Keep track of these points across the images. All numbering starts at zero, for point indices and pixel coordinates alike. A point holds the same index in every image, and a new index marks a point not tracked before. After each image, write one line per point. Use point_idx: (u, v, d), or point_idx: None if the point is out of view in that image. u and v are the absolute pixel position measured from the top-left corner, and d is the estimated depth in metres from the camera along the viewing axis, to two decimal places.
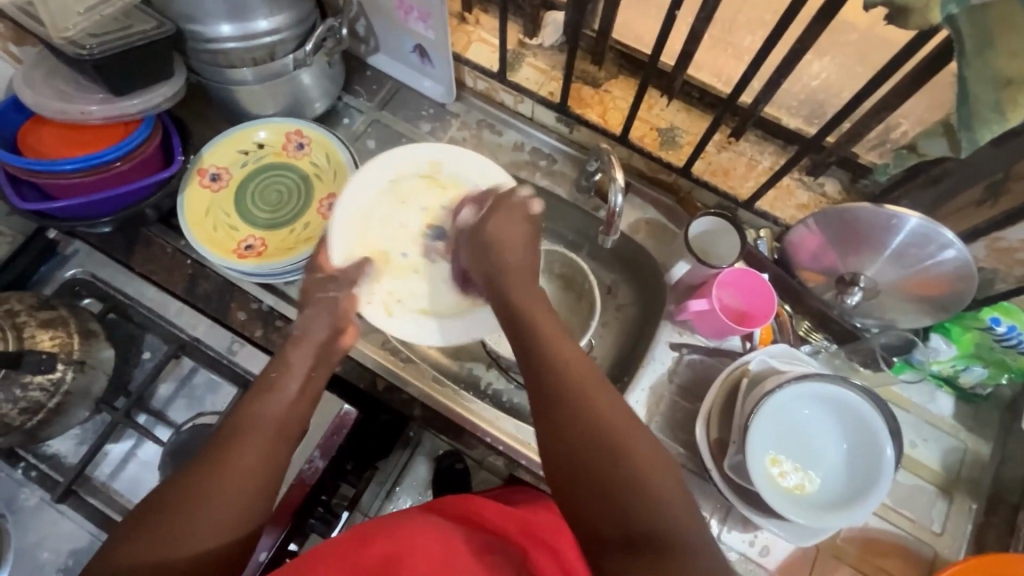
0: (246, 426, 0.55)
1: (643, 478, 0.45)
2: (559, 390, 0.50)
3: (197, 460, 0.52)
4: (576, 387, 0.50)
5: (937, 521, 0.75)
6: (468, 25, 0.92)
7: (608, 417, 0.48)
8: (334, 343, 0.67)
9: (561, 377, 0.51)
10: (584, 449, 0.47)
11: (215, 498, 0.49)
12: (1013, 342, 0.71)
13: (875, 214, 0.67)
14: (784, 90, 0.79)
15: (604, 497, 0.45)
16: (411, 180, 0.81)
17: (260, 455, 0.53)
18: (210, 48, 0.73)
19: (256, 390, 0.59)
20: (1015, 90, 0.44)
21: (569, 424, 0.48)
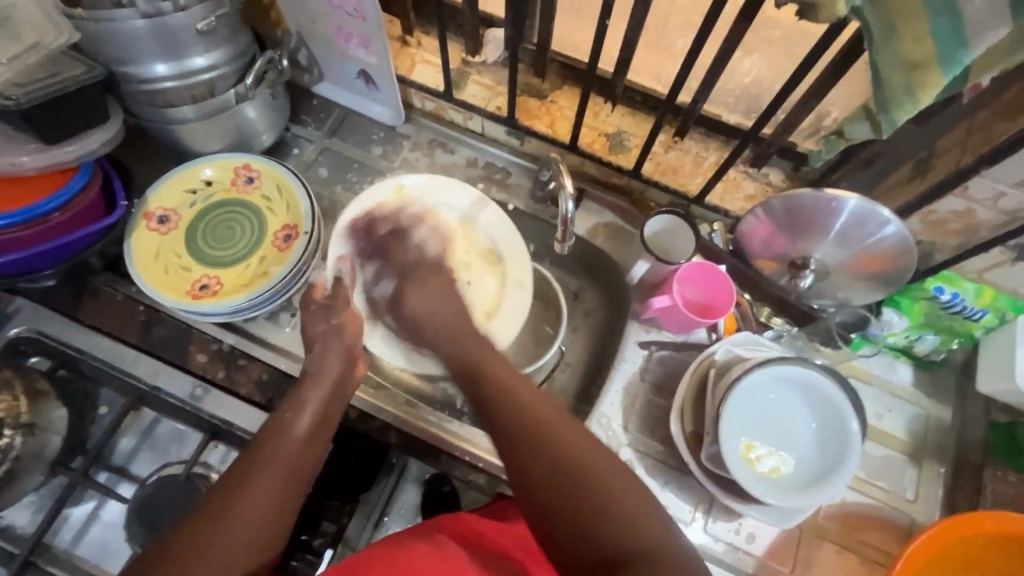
0: (256, 473, 0.54)
1: (613, 501, 0.49)
2: (521, 428, 0.53)
3: (210, 505, 0.52)
4: (550, 434, 0.52)
5: (910, 489, 0.78)
6: (411, 48, 0.92)
7: (576, 451, 0.51)
8: (345, 378, 0.66)
9: (513, 415, 0.54)
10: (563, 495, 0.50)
11: (213, 551, 0.49)
12: (958, 308, 0.75)
13: (817, 199, 0.70)
14: (720, 88, 0.82)
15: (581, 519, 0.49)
16: (387, 216, 0.81)
17: (268, 505, 0.52)
18: (147, 89, 0.72)
19: (267, 430, 0.58)
20: (922, 74, 0.46)
21: (538, 469, 0.51)
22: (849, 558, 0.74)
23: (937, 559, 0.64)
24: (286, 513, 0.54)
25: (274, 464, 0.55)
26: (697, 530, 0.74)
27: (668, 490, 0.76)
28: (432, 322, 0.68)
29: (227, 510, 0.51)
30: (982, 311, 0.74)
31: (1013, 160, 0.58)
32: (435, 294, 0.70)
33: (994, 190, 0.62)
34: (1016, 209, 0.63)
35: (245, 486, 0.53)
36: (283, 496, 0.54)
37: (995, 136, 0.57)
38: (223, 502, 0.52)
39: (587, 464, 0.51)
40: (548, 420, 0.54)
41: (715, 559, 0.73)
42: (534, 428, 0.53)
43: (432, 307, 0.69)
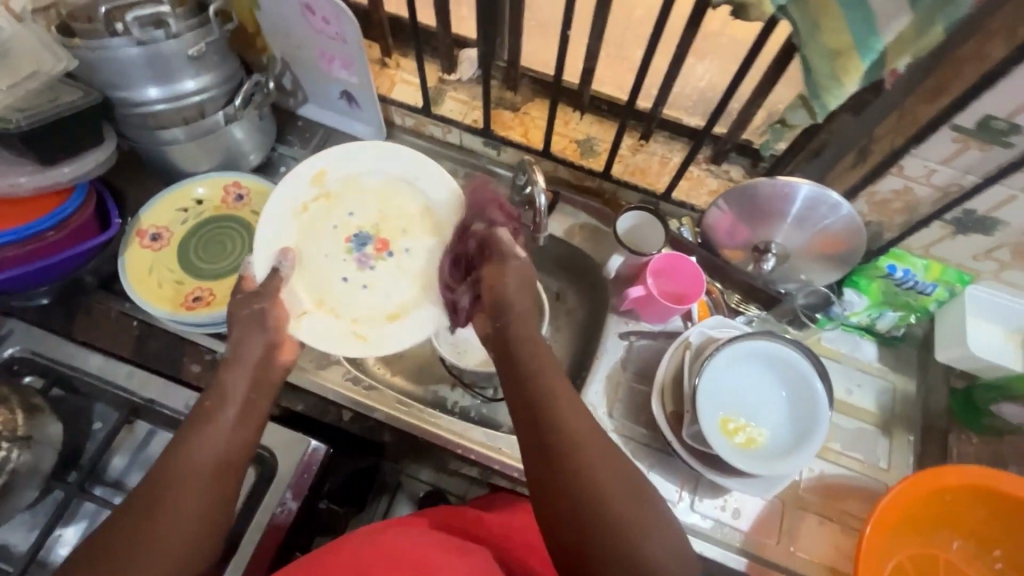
0: (177, 475, 0.56)
1: (630, 531, 0.52)
2: (575, 467, 0.55)
3: (129, 512, 0.53)
4: (596, 474, 0.54)
5: (883, 458, 0.81)
6: (390, 69, 0.98)
7: (616, 487, 0.54)
8: (270, 361, 0.70)
9: (572, 451, 0.56)
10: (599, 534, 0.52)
11: (151, 554, 0.51)
12: (911, 284, 0.81)
13: (771, 186, 0.76)
14: (678, 93, 0.89)
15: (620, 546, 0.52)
16: (310, 202, 0.83)
17: (193, 504, 0.55)
18: (139, 112, 0.76)
19: (192, 424, 0.60)
20: (844, 60, 0.53)
21: (591, 494, 0.53)
22: (832, 527, 0.77)
23: (909, 512, 0.68)
24: (218, 506, 0.57)
25: (195, 463, 0.57)
26: (684, 508, 0.76)
27: (654, 472, 0.78)
28: (515, 313, 0.70)
29: (152, 514, 0.53)
30: (933, 285, 0.81)
31: (938, 137, 0.64)
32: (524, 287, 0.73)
33: (926, 168, 0.68)
34: (947, 184, 0.69)
35: (162, 493, 0.54)
36: (207, 491, 0.56)
37: (920, 118, 0.64)
38: (142, 509, 0.53)
39: (613, 494, 0.54)
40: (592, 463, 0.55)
41: (703, 536, 0.75)
42: (592, 437, 0.57)
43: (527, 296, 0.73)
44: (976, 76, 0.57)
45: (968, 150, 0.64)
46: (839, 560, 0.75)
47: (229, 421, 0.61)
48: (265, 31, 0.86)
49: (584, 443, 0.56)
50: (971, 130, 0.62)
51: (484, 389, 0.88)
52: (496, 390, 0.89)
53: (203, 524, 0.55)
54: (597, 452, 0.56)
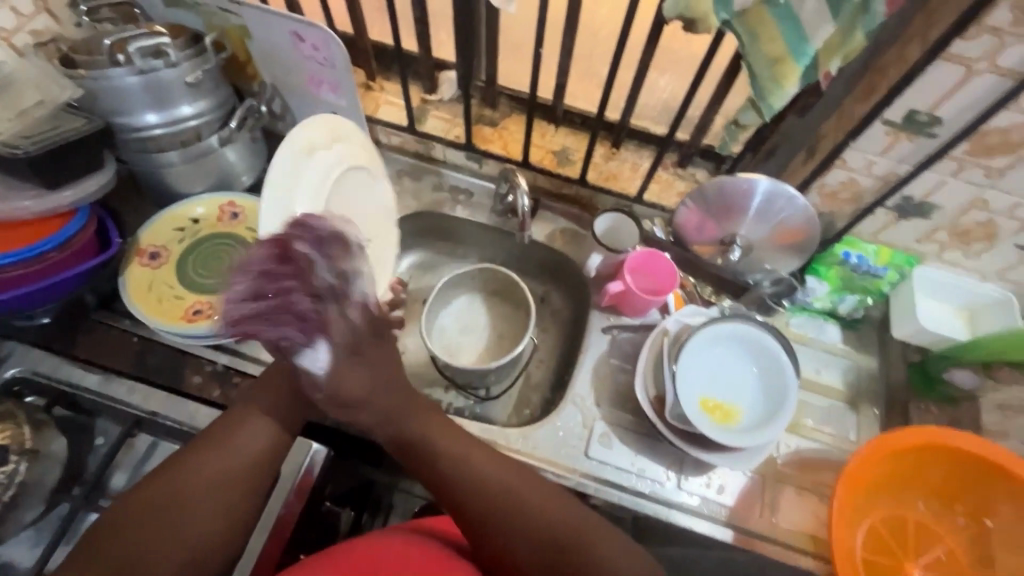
0: (215, 451, 0.61)
1: (579, 533, 0.60)
2: (498, 509, 0.61)
3: (153, 498, 0.56)
4: (519, 501, 0.62)
5: (854, 432, 0.87)
6: (375, 91, 1.04)
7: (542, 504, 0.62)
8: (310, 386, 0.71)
9: (484, 504, 0.62)
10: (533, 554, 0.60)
11: (195, 503, 0.57)
12: (865, 269, 0.88)
13: (735, 183, 0.83)
14: (644, 105, 0.97)
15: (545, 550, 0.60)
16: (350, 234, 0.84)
17: (233, 475, 0.60)
18: (138, 137, 0.80)
19: (229, 422, 0.64)
20: (782, 66, 0.60)
21: (518, 523, 0.61)
22: (809, 498, 0.81)
23: (878, 468, 0.73)
24: (248, 495, 0.60)
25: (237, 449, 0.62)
26: (672, 487, 0.80)
27: (642, 455, 0.82)
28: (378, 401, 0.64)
29: (201, 471, 0.59)
30: (884, 269, 0.88)
31: (873, 132, 0.72)
32: (376, 372, 0.65)
33: (866, 160, 0.76)
34: (886, 173, 0.77)
35: (189, 493, 0.57)
36: (245, 476, 0.60)
37: (857, 114, 0.72)
38: (162, 500, 0.56)
39: (545, 506, 0.62)
40: (522, 496, 0.62)
41: (691, 512, 0.79)
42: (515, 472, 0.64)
43: (382, 389, 0.64)
44: (899, 76, 0.65)
45: (900, 142, 0.72)
46: (819, 528, 0.79)
47: (245, 445, 0.62)
48: (256, 59, 0.91)
49: (502, 489, 0.63)
50: (899, 124, 0.70)
51: (477, 389, 0.93)
52: (487, 390, 0.94)
53: (216, 530, 0.57)
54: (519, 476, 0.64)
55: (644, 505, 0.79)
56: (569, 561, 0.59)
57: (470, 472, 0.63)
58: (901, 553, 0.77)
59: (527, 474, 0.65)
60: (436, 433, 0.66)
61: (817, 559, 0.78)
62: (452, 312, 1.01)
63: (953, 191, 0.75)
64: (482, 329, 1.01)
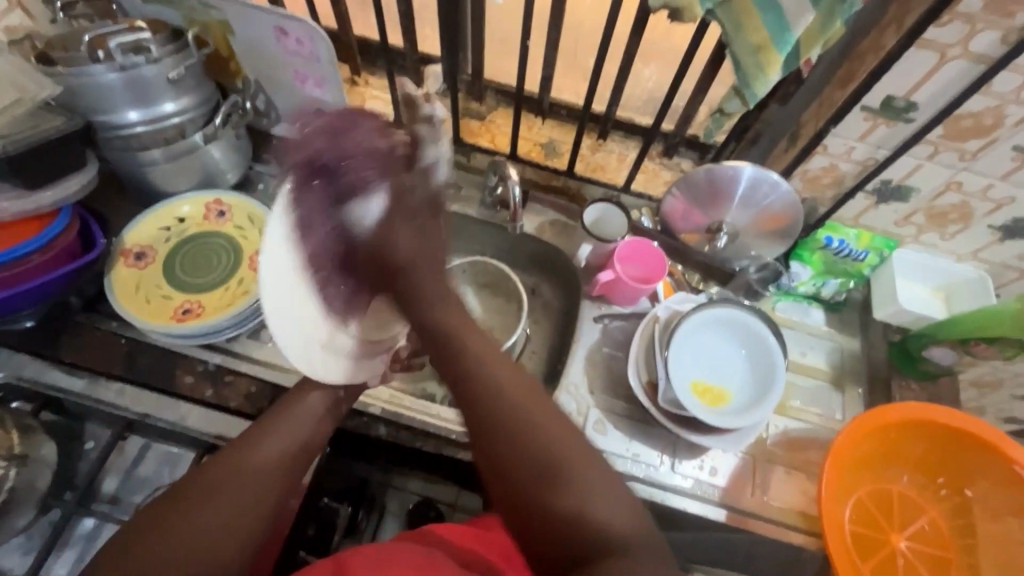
0: (245, 453, 0.58)
1: (590, 476, 0.51)
2: (503, 409, 0.55)
3: (174, 497, 0.53)
4: (525, 418, 0.54)
5: (839, 411, 0.89)
6: (360, 86, 1.03)
7: (556, 434, 0.53)
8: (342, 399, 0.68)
9: (491, 399, 0.56)
10: (530, 482, 0.51)
11: (215, 502, 0.53)
12: (846, 253, 0.91)
13: (720, 171, 0.85)
14: (629, 96, 0.98)
15: (540, 473, 0.51)
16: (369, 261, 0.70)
17: (260, 477, 0.56)
18: (120, 134, 0.78)
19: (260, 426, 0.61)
20: (766, 54, 0.62)
21: (514, 439, 0.53)
22: (798, 476, 0.84)
23: (863, 443, 0.76)
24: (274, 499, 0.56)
25: (266, 450, 0.59)
26: (665, 470, 0.82)
27: (635, 440, 0.84)
28: (417, 280, 0.64)
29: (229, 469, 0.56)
30: (865, 252, 0.90)
31: (852, 118, 0.74)
32: (423, 241, 0.66)
33: (846, 145, 0.78)
34: (865, 158, 0.79)
35: (210, 496, 0.53)
36: (273, 480, 0.57)
37: (836, 101, 0.74)
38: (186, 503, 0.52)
39: (557, 430, 0.54)
40: (530, 409, 0.55)
41: (684, 495, 0.81)
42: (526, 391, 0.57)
43: (422, 257, 0.66)
44: (876, 63, 0.67)
45: (878, 127, 0.75)
46: (808, 505, 0.82)
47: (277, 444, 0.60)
48: (239, 55, 0.90)
49: (508, 394, 0.56)
50: (877, 109, 0.72)
51: None
52: None
53: (231, 537, 0.52)
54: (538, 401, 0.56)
55: (639, 489, 0.81)
56: (557, 488, 0.50)
57: (482, 375, 0.57)
58: (888, 526, 0.80)
59: (541, 393, 0.57)
60: (458, 323, 0.62)
61: (808, 535, 0.80)
62: None
63: (929, 173, 0.78)
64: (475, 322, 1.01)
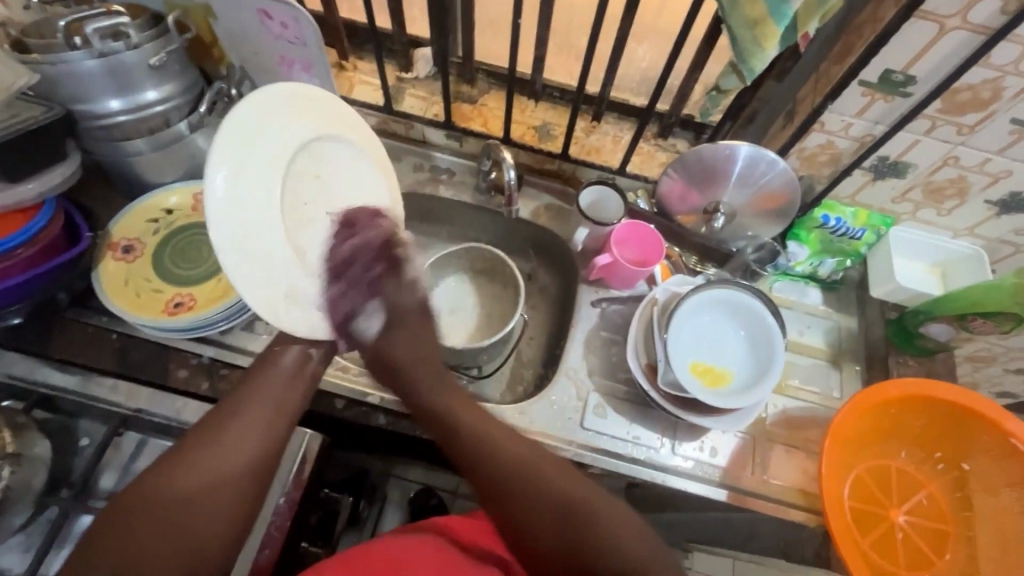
0: (209, 445, 0.57)
1: (604, 524, 0.55)
2: (515, 481, 0.58)
3: (139, 497, 0.52)
4: (541, 483, 0.57)
5: (837, 388, 0.90)
6: (348, 71, 1.01)
7: (571, 491, 0.57)
8: (300, 370, 0.66)
9: (502, 477, 0.58)
10: (555, 541, 0.55)
11: (185, 505, 0.53)
12: (843, 231, 0.90)
13: (716, 151, 0.84)
14: (623, 76, 0.97)
15: (564, 531, 0.55)
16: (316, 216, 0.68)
17: (226, 470, 0.56)
18: (102, 123, 0.76)
19: (222, 412, 0.60)
20: (762, 29, 0.61)
21: (531, 505, 0.57)
22: (797, 454, 0.84)
23: (863, 420, 0.76)
24: (247, 491, 0.57)
25: (230, 440, 0.57)
26: (666, 452, 0.82)
27: (636, 423, 0.84)
28: (410, 372, 0.69)
29: (191, 467, 0.55)
30: (862, 230, 0.90)
31: (850, 93, 0.73)
32: (421, 345, 0.71)
33: (844, 122, 0.78)
34: (863, 134, 0.79)
35: (175, 499, 0.53)
36: (243, 472, 0.57)
37: (834, 76, 0.73)
38: (141, 513, 0.51)
39: (568, 486, 0.57)
40: (543, 472, 0.58)
41: (685, 476, 0.81)
42: (529, 457, 0.60)
43: (419, 365, 0.69)
44: (875, 36, 0.66)
45: (876, 102, 0.74)
46: (808, 483, 0.82)
47: (240, 434, 0.58)
48: (223, 40, 0.88)
49: (519, 463, 0.59)
50: (876, 84, 0.72)
51: (470, 367, 0.92)
52: (479, 368, 0.93)
53: (204, 532, 0.53)
54: (547, 464, 0.59)
55: (640, 472, 0.81)
56: (582, 544, 0.54)
57: (488, 449, 0.60)
58: (887, 501, 0.81)
59: (540, 450, 0.61)
60: (460, 408, 0.64)
61: (808, 512, 0.81)
62: (440, 294, 1.01)
63: (927, 149, 0.77)
64: (471, 309, 1.01)
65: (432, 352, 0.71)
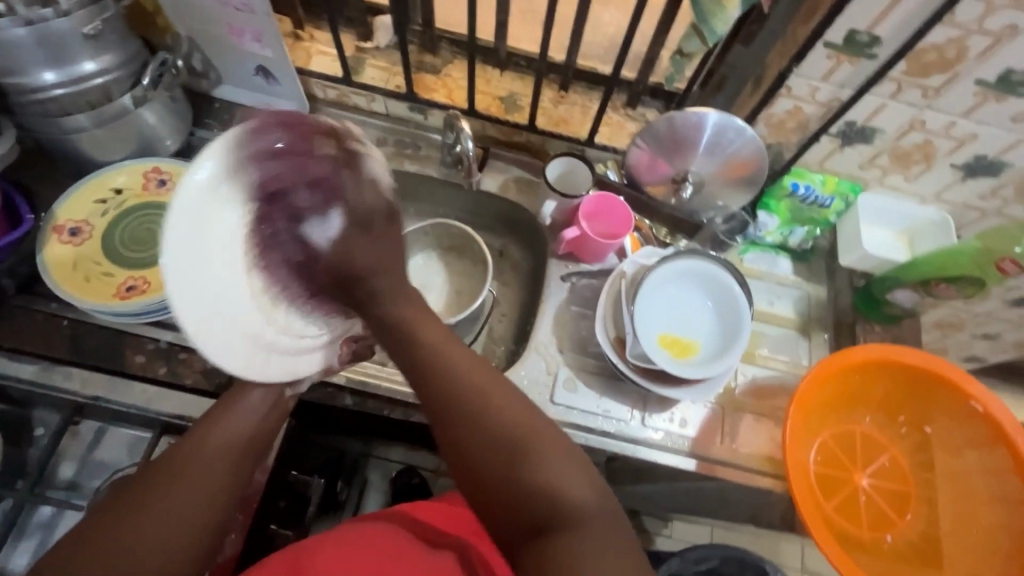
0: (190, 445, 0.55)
1: (548, 459, 0.52)
2: (461, 400, 0.56)
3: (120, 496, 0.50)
4: (484, 411, 0.55)
5: (805, 356, 0.90)
6: (305, 41, 0.97)
7: (515, 421, 0.54)
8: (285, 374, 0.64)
9: (445, 401, 0.56)
10: (492, 465, 0.52)
11: (161, 497, 0.50)
12: (812, 199, 0.89)
13: (684, 118, 0.83)
14: (590, 42, 0.94)
15: (507, 465, 0.52)
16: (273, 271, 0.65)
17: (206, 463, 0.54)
18: (37, 97, 0.72)
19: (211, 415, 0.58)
20: None
21: (476, 433, 0.54)
22: (766, 423, 0.85)
23: (827, 385, 0.77)
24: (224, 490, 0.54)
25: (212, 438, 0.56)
26: (636, 424, 0.82)
27: (606, 397, 0.83)
28: (369, 276, 0.66)
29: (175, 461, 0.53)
30: (831, 198, 0.89)
31: (816, 55, 0.72)
32: (378, 252, 0.67)
33: (810, 86, 0.76)
34: (829, 99, 0.78)
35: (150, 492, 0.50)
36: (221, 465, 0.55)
37: (800, 38, 0.71)
38: (119, 511, 0.49)
39: (516, 416, 0.54)
40: (491, 397, 0.55)
41: (654, 447, 0.81)
42: (476, 383, 0.57)
43: (379, 271, 0.66)
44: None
45: (842, 65, 0.73)
46: (775, 450, 0.83)
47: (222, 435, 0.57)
48: (166, 9, 0.83)
49: (467, 389, 0.56)
50: (841, 45, 0.70)
51: None
52: None
53: (177, 530, 0.49)
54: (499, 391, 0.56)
55: (610, 444, 0.81)
56: (523, 477, 0.51)
57: (442, 367, 0.58)
58: (851, 466, 0.82)
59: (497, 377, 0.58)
60: (414, 321, 0.62)
61: (775, 478, 0.81)
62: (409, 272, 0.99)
63: (893, 113, 0.76)
64: (440, 286, 0.99)
65: (393, 258, 0.68)
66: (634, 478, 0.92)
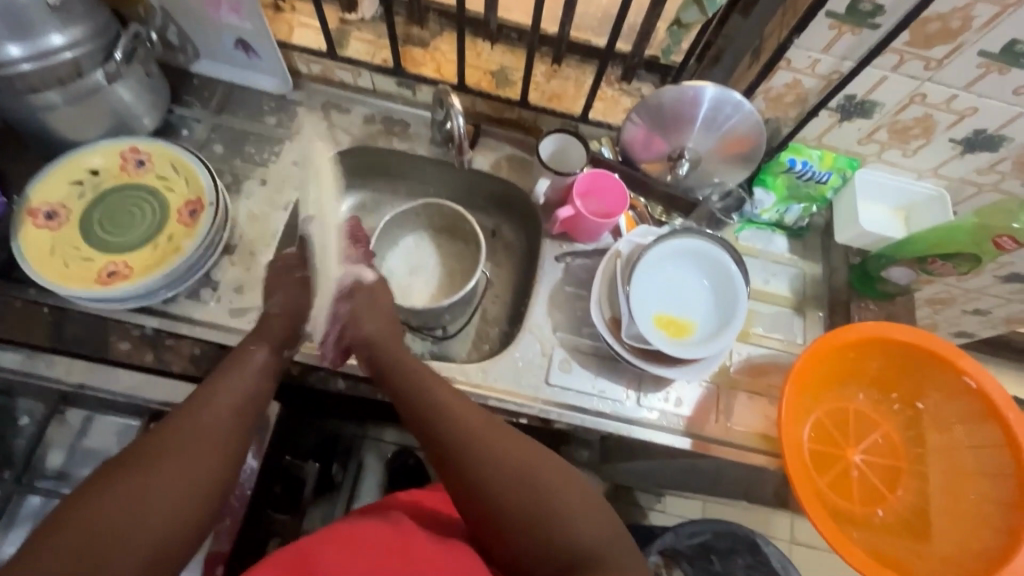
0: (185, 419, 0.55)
1: (564, 500, 0.55)
2: (479, 454, 0.58)
3: (123, 463, 0.50)
4: (503, 461, 0.57)
5: (800, 335, 0.89)
6: (286, 13, 0.93)
7: (532, 466, 0.57)
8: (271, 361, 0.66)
9: (463, 454, 0.58)
10: (513, 511, 0.55)
11: (164, 472, 0.50)
12: (809, 175, 0.88)
13: (680, 92, 0.81)
14: (584, 13, 0.91)
15: (529, 511, 0.54)
16: None
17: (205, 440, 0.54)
18: (2, 73, 0.68)
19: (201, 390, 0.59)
20: None
21: (496, 482, 0.56)
22: (760, 401, 0.85)
23: (822, 362, 0.76)
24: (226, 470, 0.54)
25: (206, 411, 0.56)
26: (631, 404, 0.82)
27: (601, 378, 0.83)
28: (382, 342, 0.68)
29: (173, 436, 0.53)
30: (829, 173, 0.88)
31: (817, 25, 0.70)
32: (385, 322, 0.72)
33: (810, 58, 0.74)
34: (829, 72, 0.76)
35: (153, 467, 0.50)
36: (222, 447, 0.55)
37: (801, 7, 0.69)
38: (122, 479, 0.49)
39: (531, 461, 0.57)
40: (507, 447, 0.58)
41: (649, 427, 0.81)
42: (490, 432, 0.59)
43: (390, 337, 0.70)
44: None
45: (843, 36, 0.70)
46: (769, 428, 0.83)
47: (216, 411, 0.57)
48: None
49: (481, 443, 0.58)
50: (843, 15, 0.68)
51: (433, 328, 0.89)
52: (444, 329, 0.91)
53: (182, 511, 0.50)
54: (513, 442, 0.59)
55: (605, 424, 0.81)
56: (542, 523, 0.54)
57: (454, 424, 0.60)
58: (844, 442, 0.83)
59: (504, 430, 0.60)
60: (424, 380, 0.64)
61: (768, 456, 0.82)
62: (399, 253, 0.97)
63: (894, 85, 0.75)
64: (432, 268, 0.97)
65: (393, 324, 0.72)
66: (629, 457, 0.92)
